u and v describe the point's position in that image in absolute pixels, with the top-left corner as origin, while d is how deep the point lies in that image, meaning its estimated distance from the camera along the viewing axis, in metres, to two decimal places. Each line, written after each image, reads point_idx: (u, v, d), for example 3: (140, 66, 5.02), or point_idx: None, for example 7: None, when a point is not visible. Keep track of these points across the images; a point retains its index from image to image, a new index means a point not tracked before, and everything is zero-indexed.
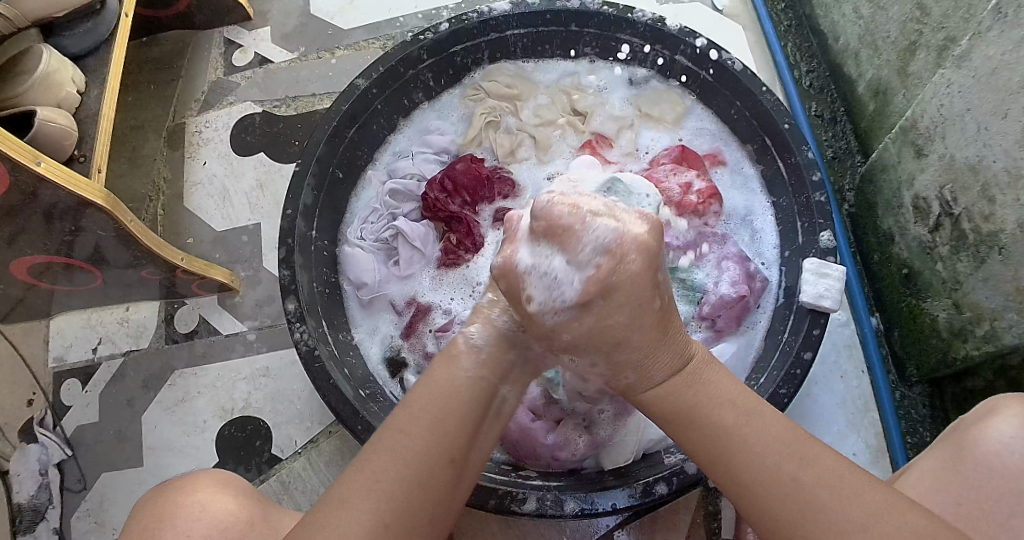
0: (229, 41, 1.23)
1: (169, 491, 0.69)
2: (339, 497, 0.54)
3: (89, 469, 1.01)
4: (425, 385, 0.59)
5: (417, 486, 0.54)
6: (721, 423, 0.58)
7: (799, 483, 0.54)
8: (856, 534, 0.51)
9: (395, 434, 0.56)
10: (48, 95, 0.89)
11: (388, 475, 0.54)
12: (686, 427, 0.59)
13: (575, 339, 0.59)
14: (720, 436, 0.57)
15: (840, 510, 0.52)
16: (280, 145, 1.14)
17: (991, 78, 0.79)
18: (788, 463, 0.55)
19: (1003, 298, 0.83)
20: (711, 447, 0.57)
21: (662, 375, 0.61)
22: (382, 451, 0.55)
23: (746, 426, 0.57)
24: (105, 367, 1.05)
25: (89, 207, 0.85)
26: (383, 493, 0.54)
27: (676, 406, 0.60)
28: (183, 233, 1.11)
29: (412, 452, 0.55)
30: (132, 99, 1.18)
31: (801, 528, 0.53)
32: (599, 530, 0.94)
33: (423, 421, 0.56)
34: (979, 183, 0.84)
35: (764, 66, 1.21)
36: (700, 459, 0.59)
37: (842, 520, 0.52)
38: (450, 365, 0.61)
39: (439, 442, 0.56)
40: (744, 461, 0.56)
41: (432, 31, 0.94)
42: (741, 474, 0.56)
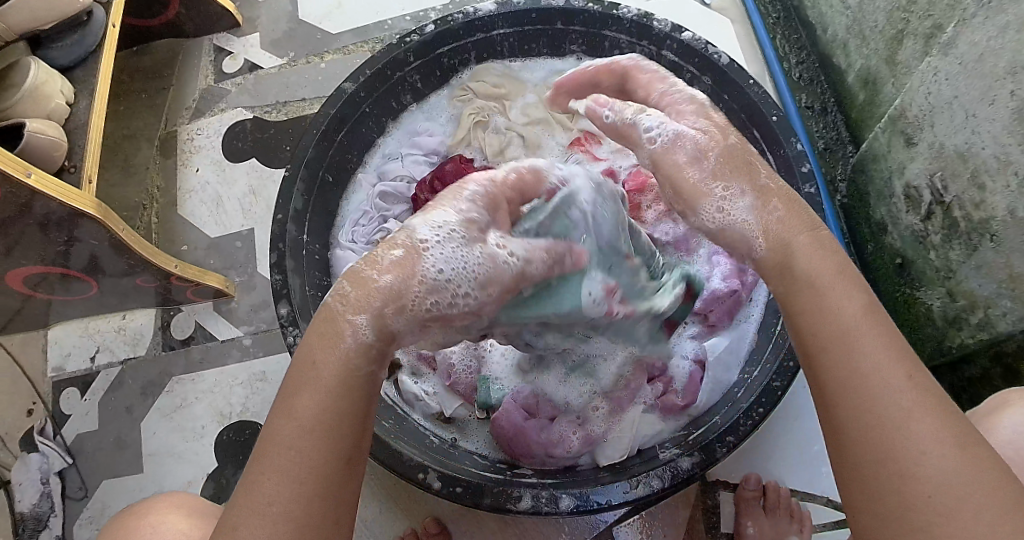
0: (219, 48, 1.23)
1: (128, 518, 0.73)
2: (230, 527, 0.48)
3: (90, 477, 1.01)
4: (305, 374, 0.51)
5: (315, 499, 0.49)
6: (853, 315, 0.51)
7: (904, 401, 0.48)
8: (940, 467, 0.46)
9: (282, 449, 0.49)
10: (37, 108, 0.89)
11: (272, 489, 0.48)
12: (815, 304, 0.52)
13: (714, 159, 0.57)
14: (856, 321, 0.51)
15: (932, 440, 0.47)
16: (271, 151, 1.15)
17: (977, 64, 0.79)
18: (903, 377, 0.48)
19: (996, 285, 0.83)
20: (842, 330, 0.51)
21: (807, 226, 0.55)
22: (269, 472, 0.49)
23: (872, 325, 0.50)
24: (103, 376, 1.06)
25: (82, 217, 0.86)
26: (268, 510, 0.48)
27: (808, 275, 0.53)
28: (178, 240, 1.11)
29: (299, 470, 0.49)
30: (124, 109, 1.19)
31: (896, 442, 0.47)
32: (597, 526, 0.94)
33: (304, 422, 0.49)
34: (968, 170, 0.83)
35: (753, 60, 1.21)
36: (817, 340, 0.52)
37: (933, 452, 0.46)
38: (326, 344, 0.51)
39: (321, 440, 0.49)
40: (874, 354, 0.49)
41: (418, 33, 0.94)
42: (852, 370, 0.49)
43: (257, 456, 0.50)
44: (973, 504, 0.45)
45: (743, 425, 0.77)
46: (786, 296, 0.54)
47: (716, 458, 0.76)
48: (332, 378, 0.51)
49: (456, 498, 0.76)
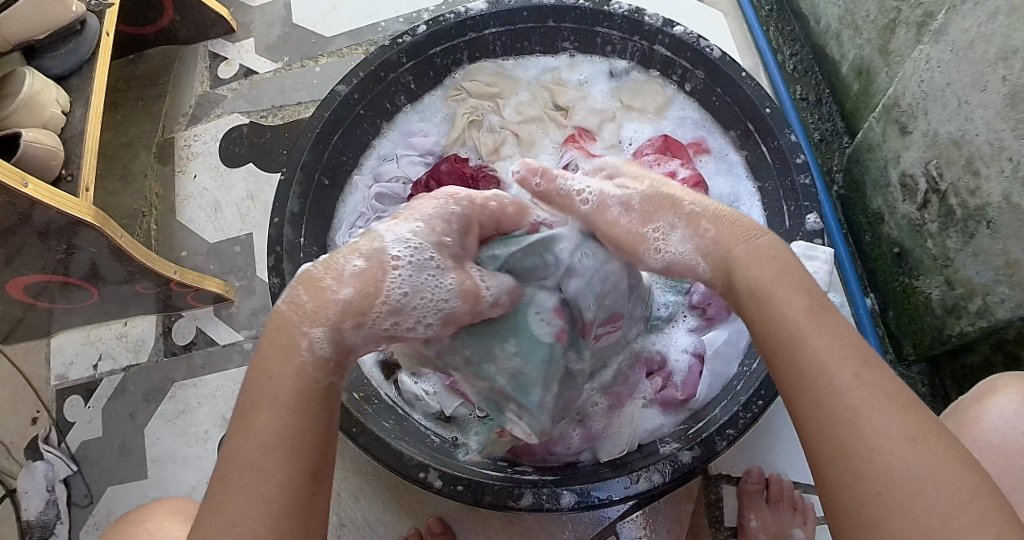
0: (214, 54, 1.24)
1: (125, 524, 0.74)
2: None
3: (95, 484, 1.02)
4: (258, 391, 0.54)
5: (279, 516, 0.51)
6: (794, 319, 0.54)
7: (854, 398, 0.49)
8: (893, 461, 0.47)
9: (245, 470, 0.51)
10: (33, 117, 0.90)
11: (237, 499, 0.51)
12: (762, 311, 0.56)
13: (646, 199, 0.67)
14: (797, 325, 0.53)
15: (884, 435, 0.48)
16: (268, 155, 1.15)
17: (969, 51, 0.79)
18: (851, 376, 0.50)
19: (994, 272, 0.83)
20: (783, 335, 0.54)
21: (743, 237, 0.61)
22: (233, 493, 0.51)
23: (815, 327, 0.53)
24: (106, 383, 1.06)
25: (80, 225, 0.86)
26: (235, 520, 0.50)
27: (750, 285, 0.57)
28: (178, 246, 1.12)
29: (261, 481, 0.51)
30: (121, 117, 1.20)
31: (851, 438, 0.48)
32: (601, 522, 0.94)
33: (261, 436, 0.52)
34: (963, 157, 0.83)
35: (746, 52, 1.21)
36: (768, 346, 0.55)
37: (884, 447, 0.47)
38: (281, 357, 0.55)
39: (281, 449, 0.52)
40: (818, 355, 0.51)
41: (410, 34, 0.94)
42: (801, 372, 0.52)
43: (219, 474, 0.52)
44: (927, 497, 0.45)
45: (742, 418, 0.77)
46: (738, 307, 0.59)
47: (715, 451, 0.76)
48: (289, 393, 0.54)
49: (457, 496, 0.76)
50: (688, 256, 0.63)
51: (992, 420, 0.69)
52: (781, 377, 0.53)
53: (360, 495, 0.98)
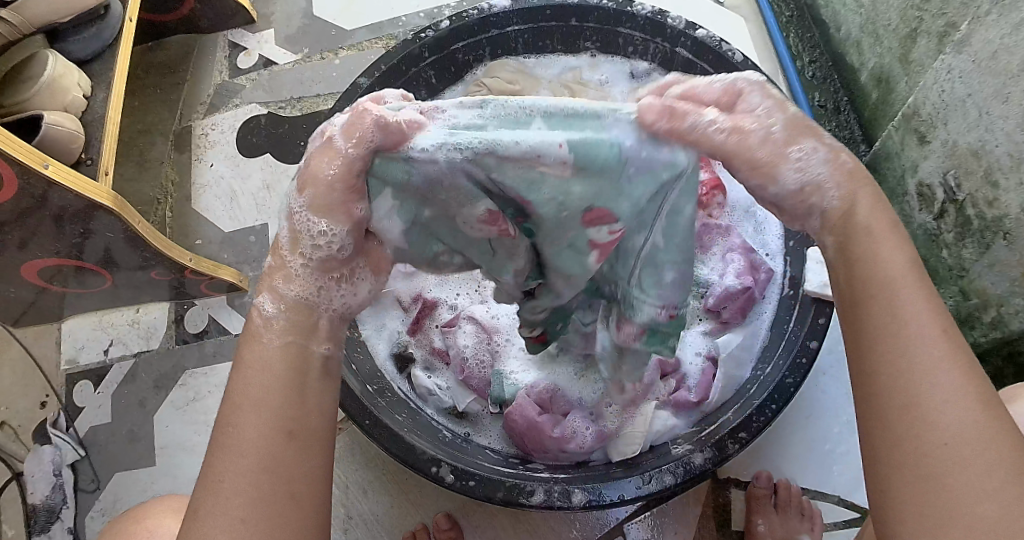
0: (234, 44, 1.24)
1: (124, 521, 0.74)
2: (193, 509, 0.46)
3: (102, 470, 1.02)
4: (237, 369, 0.50)
5: (261, 472, 0.46)
6: (897, 269, 0.49)
7: (930, 362, 0.46)
8: (954, 436, 0.44)
9: (225, 430, 0.48)
10: (54, 100, 0.90)
11: (230, 475, 0.46)
12: (862, 253, 0.50)
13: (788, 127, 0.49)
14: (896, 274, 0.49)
15: (953, 405, 0.45)
16: (286, 146, 1.16)
17: (991, 62, 0.79)
18: (933, 337, 0.47)
19: (1009, 283, 0.83)
20: (872, 282, 0.49)
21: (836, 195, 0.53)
22: (217, 452, 0.47)
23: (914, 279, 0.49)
24: (116, 369, 1.06)
25: (98, 210, 0.86)
26: (230, 493, 0.46)
27: (847, 232, 0.51)
28: (192, 234, 1.12)
29: (240, 438, 0.47)
30: (137, 104, 1.20)
31: (915, 390, 0.46)
32: (609, 522, 0.94)
33: (248, 409, 0.48)
34: (982, 168, 0.83)
35: (767, 58, 1.21)
36: (858, 292, 0.50)
37: (950, 418, 0.45)
38: (253, 343, 0.51)
39: (268, 420, 0.47)
40: (906, 305, 0.48)
41: (433, 29, 0.96)
42: (880, 328, 0.48)
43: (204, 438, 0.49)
44: (986, 477, 0.43)
45: (755, 422, 0.77)
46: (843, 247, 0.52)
47: (728, 454, 0.76)
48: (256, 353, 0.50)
49: (469, 491, 0.76)
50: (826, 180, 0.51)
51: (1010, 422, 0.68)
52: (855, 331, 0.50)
53: (368, 487, 0.97)
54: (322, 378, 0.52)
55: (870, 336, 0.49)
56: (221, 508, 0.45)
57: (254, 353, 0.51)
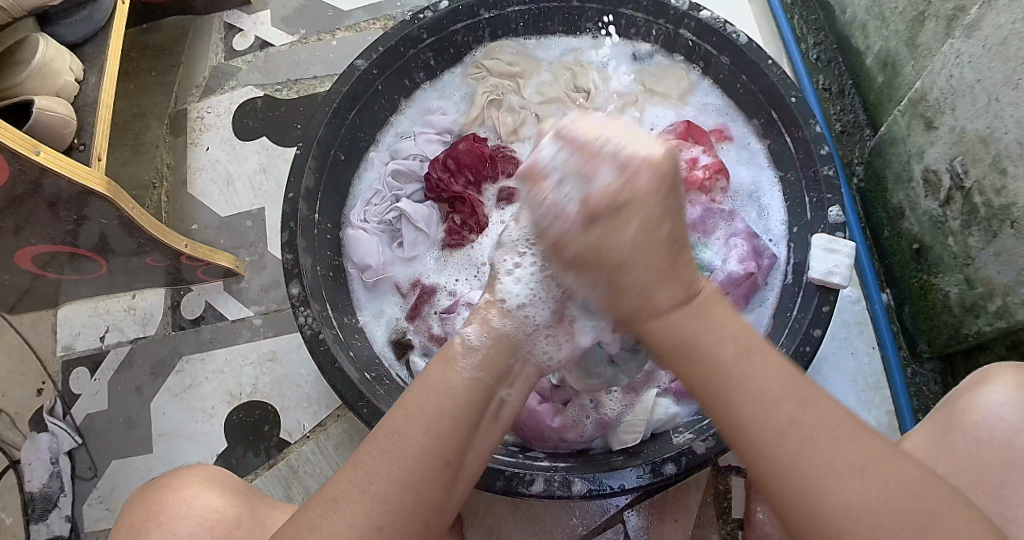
0: (229, 25, 1.22)
1: (152, 492, 0.70)
2: (331, 498, 0.53)
3: (99, 457, 1.01)
4: (420, 385, 0.57)
5: (409, 487, 0.52)
6: (727, 363, 0.54)
7: (792, 441, 0.51)
8: (841, 495, 0.49)
9: (389, 435, 0.54)
10: (46, 84, 0.88)
11: (381, 477, 0.52)
12: (687, 354, 0.55)
13: (581, 253, 0.56)
14: (725, 371, 0.54)
15: (824, 467, 0.50)
16: (282, 129, 1.14)
17: (1002, 47, 0.78)
18: (785, 420, 0.52)
19: (1016, 273, 0.82)
20: (710, 382, 0.54)
21: (672, 301, 0.56)
22: (375, 452, 0.53)
23: (747, 370, 0.54)
24: (112, 355, 1.05)
25: (91, 196, 0.84)
26: (376, 497, 0.52)
27: (682, 340, 0.55)
28: (188, 219, 1.11)
29: (405, 453, 0.53)
30: (133, 87, 1.18)
31: (801, 474, 0.50)
32: (609, 509, 0.93)
33: (421, 424, 0.54)
34: (990, 156, 0.82)
35: (771, 39, 1.19)
36: (697, 388, 0.55)
37: (832, 481, 0.50)
38: (446, 368, 0.57)
39: (433, 445, 0.53)
40: (749, 398, 0.53)
41: (431, 10, 0.93)
42: (734, 419, 0.53)
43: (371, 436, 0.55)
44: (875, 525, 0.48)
45: None
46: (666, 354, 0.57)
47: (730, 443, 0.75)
48: (462, 383, 0.57)
49: None
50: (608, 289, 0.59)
51: (983, 411, 0.66)
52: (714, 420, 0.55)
53: None
54: (491, 422, 0.59)
55: (739, 428, 0.53)
56: (364, 505, 0.52)
57: (442, 375, 0.57)
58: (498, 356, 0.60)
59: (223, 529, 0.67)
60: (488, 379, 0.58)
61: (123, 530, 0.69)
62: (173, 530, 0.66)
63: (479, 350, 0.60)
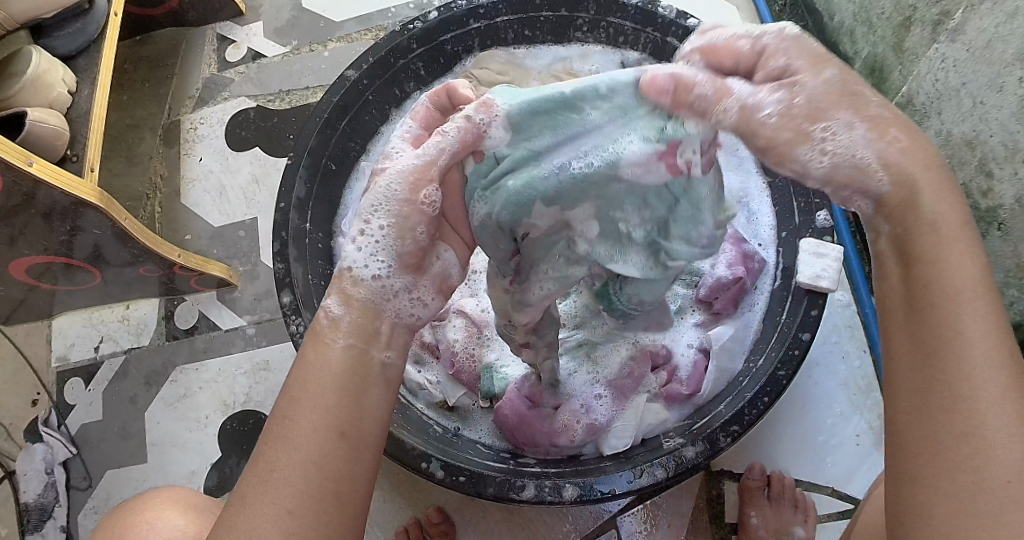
0: (222, 37, 1.23)
1: (127, 513, 0.71)
2: (241, 495, 0.44)
3: (94, 467, 1.02)
4: (298, 363, 0.49)
5: (311, 468, 0.44)
6: (968, 276, 0.44)
7: (999, 384, 0.41)
8: (1005, 462, 0.40)
9: (280, 421, 0.46)
10: (40, 96, 0.89)
11: (281, 464, 0.44)
12: (929, 255, 0.45)
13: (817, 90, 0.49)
14: (965, 282, 0.44)
15: (1009, 425, 0.41)
16: (275, 139, 1.15)
17: (986, 50, 0.78)
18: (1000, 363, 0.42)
19: (1004, 274, 0.82)
20: (943, 292, 0.44)
21: (922, 166, 0.47)
22: (270, 441, 0.45)
23: (984, 294, 0.43)
24: (107, 366, 1.06)
25: (84, 207, 0.85)
26: (279, 486, 0.43)
27: (925, 222, 0.46)
28: (182, 229, 1.11)
29: (295, 433, 0.45)
30: (126, 98, 1.19)
31: (956, 430, 0.41)
32: (602, 516, 0.94)
33: (308, 402, 0.46)
34: (977, 158, 0.82)
35: None
36: (924, 296, 0.44)
37: (987, 444, 0.41)
38: (321, 341, 0.49)
39: (325, 418, 0.45)
40: (974, 319, 0.43)
41: (421, 21, 0.95)
42: (952, 340, 0.43)
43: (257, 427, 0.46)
44: (1020, 505, 0.39)
45: (747, 415, 0.76)
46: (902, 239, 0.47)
47: (719, 448, 0.75)
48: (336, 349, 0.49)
49: (459, 487, 0.75)
50: (865, 164, 0.48)
51: None
52: (917, 339, 0.44)
53: None
54: (384, 385, 0.49)
55: (936, 352, 0.43)
56: (270, 499, 0.43)
57: (318, 350, 0.49)
58: (364, 321, 0.51)
59: None
60: (365, 345, 0.50)
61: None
62: None
63: (344, 318, 0.51)
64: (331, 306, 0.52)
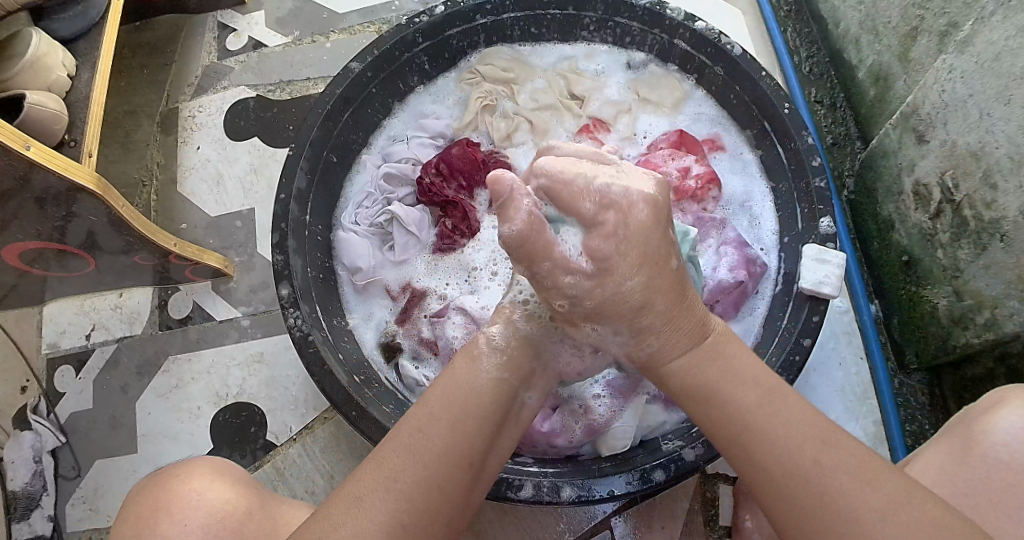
0: (223, 25, 1.21)
1: (162, 479, 0.69)
2: (354, 495, 0.53)
3: (83, 457, 1.00)
4: (441, 384, 0.59)
5: (434, 486, 0.54)
6: (747, 404, 0.56)
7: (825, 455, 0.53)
8: (875, 520, 0.49)
9: (412, 434, 0.55)
10: (37, 79, 0.87)
11: (405, 474, 0.53)
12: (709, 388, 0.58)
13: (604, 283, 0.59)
14: (746, 408, 0.56)
15: (850, 481, 0.51)
16: (274, 129, 1.13)
17: (994, 63, 0.78)
18: (806, 446, 0.53)
19: (1004, 285, 0.82)
20: (721, 417, 0.57)
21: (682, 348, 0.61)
22: (400, 450, 0.54)
23: (762, 396, 0.56)
24: (98, 354, 1.04)
25: (81, 192, 0.83)
26: (400, 494, 0.52)
27: (697, 377, 0.59)
28: (178, 218, 1.10)
29: (430, 451, 0.54)
30: (124, 84, 1.18)
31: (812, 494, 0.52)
32: (595, 516, 0.93)
33: (445, 424, 0.56)
34: (981, 169, 0.82)
35: (763, 52, 1.20)
36: (718, 427, 0.57)
37: (838, 500, 0.51)
38: (471, 366, 0.60)
39: (457, 444, 0.55)
40: (763, 423, 0.55)
41: (427, 14, 0.93)
42: (763, 443, 0.55)
43: (395, 434, 0.56)
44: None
45: None
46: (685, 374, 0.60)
47: (718, 452, 0.75)
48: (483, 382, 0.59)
49: None
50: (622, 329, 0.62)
51: (1000, 433, 0.64)
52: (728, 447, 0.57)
53: None
54: (511, 420, 0.62)
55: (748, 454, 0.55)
56: (390, 502, 0.52)
57: (467, 374, 0.59)
58: (520, 358, 0.63)
59: (234, 523, 0.66)
60: (510, 380, 0.61)
61: (126, 522, 0.67)
62: (184, 520, 0.65)
63: (504, 350, 0.62)
64: (494, 333, 0.63)
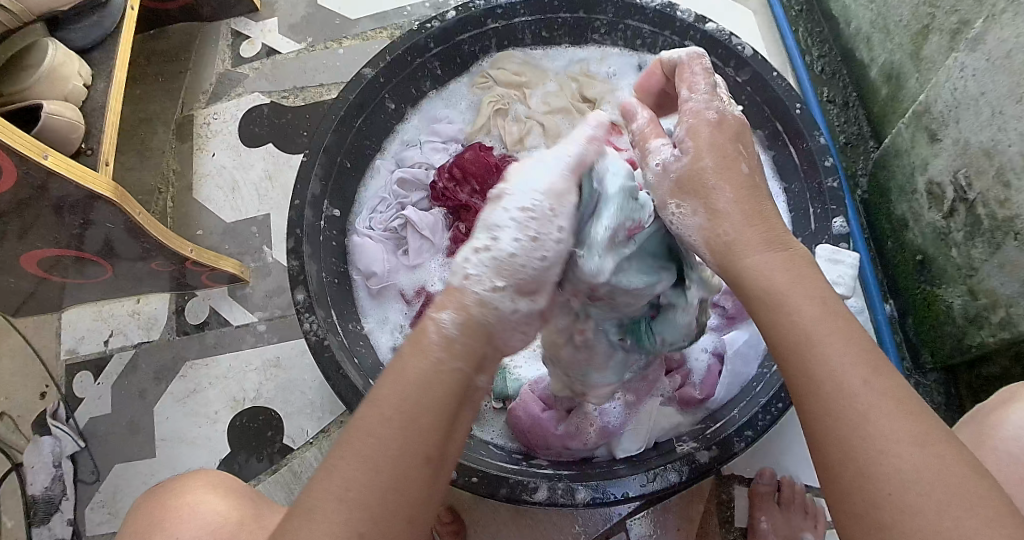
0: (237, 32, 1.23)
1: (160, 495, 0.70)
2: (305, 508, 0.47)
3: (101, 461, 1.01)
4: (388, 378, 0.50)
5: (388, 490, 0.47)
6: (812, 317, 0.50)
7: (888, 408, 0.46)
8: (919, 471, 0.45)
9: (362, 437, 0.48)
10: (53, 89, 0.89)
11: (358, 482, 0.47)
12: (774, 311, 0.52)
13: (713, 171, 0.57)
14: (809, 329, 0.50)
15: (899, 432, 0.46)
16: (289, 135, 1.15)
17: (1006, 60, 0.78)
18: (859, 382, 0.47)
19: (1020, 284, 0.81)
20: (793, 341, 0.50)
21: (760, 243, 0.54)
22: (349, 455, 0.47)
23: (830, 329, 0.50)
24: (117, 359, 1.06)
25: (98, 200, 0.84)
26: (353, 503, 0.46)
27: (767, 287, 0.52)
28: (194, 225, 1.11)
29: (381, 454, 0.47)
30: (140, 91, 1.19)
31: (860, 443, 0.46)
32: (612, 518, 0.93)
33: (396, 424, 0.48)
34: (994, 167, 0.82)
35: (775, 51, 1.20)
36: (777, 347, 0.51)
37: (882, 451, 0.45)
38: (418, 350, 0.50)
39: (411, 442, 0.48)
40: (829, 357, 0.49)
41: (439, 19, 0.94)
42: (811, 378, 0.49)
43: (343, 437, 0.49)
44: (949, 506, 0.43)
45: (761, 420, 0.76)
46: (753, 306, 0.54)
47: (733, 452, 0.75)
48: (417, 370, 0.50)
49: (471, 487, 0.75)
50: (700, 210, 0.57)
51: (1009, 428, 0.64)
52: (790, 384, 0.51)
53: None
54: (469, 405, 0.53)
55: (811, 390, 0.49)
56: (339, 513, 0.46)
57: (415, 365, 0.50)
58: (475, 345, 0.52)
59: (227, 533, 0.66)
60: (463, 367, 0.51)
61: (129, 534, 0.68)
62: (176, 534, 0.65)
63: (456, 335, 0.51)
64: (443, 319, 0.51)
